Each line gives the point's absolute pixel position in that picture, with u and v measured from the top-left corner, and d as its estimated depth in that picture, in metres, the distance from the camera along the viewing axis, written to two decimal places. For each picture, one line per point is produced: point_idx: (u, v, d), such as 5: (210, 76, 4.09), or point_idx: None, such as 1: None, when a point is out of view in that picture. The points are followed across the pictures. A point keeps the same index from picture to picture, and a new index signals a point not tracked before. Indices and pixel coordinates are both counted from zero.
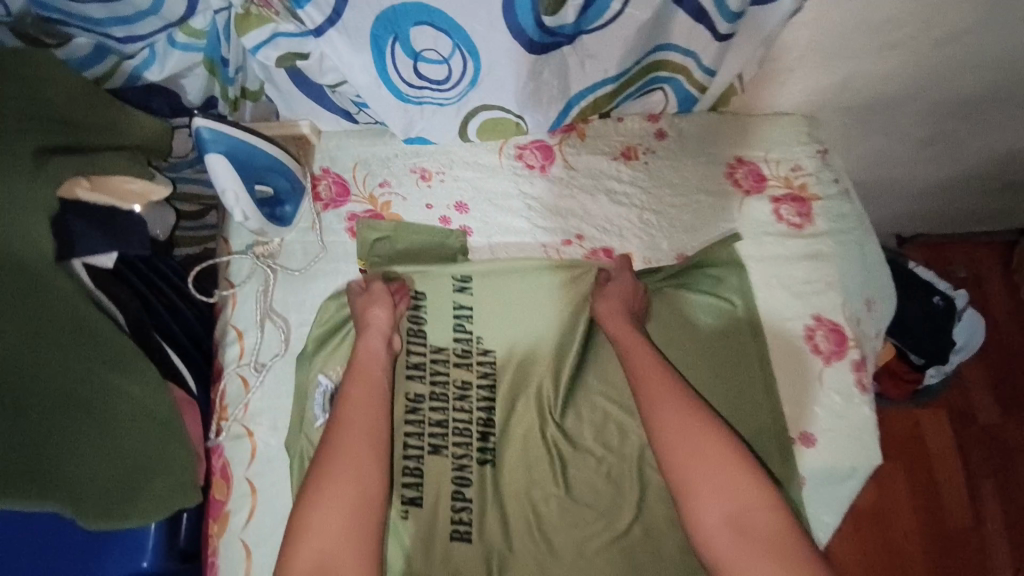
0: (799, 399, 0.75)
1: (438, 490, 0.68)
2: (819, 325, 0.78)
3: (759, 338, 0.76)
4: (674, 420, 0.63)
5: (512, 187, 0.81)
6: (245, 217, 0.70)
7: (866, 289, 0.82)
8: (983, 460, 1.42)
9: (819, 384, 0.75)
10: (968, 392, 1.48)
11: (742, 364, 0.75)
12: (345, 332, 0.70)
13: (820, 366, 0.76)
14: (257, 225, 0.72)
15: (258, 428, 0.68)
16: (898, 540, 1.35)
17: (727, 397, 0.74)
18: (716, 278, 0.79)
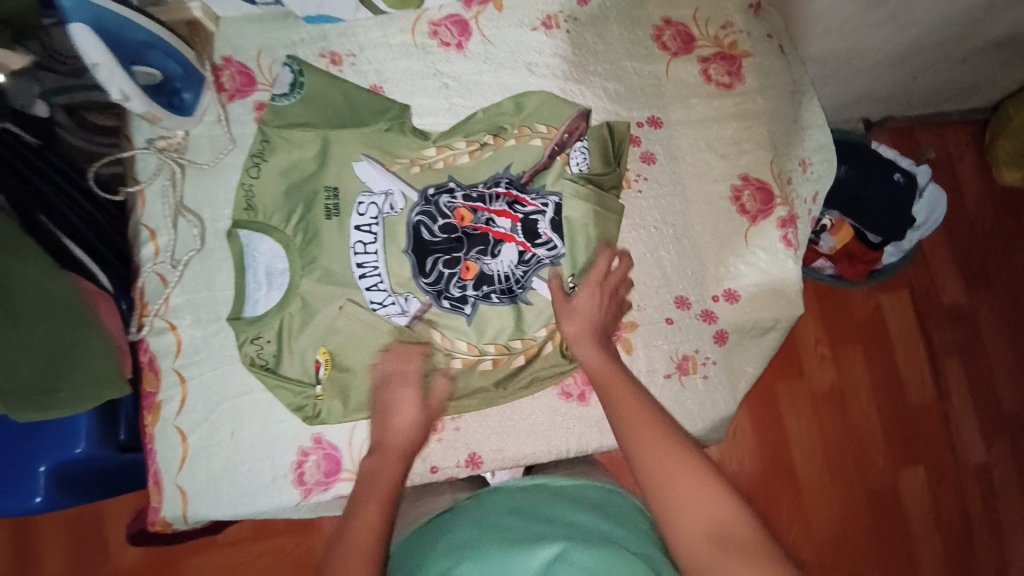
0: (721, 257, 0.75)
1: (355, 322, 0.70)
2: (746, 185, 0.77)
3: (680, 202, 0.76)
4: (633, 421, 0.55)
5: (426, 66, 0.80)
6: (127, 97, 0.65)
7: (799, 147, 0.80)
8: (945, 337, 1.48)
9: (743, 242, 0.75)
10: (933, 270, 1.51)
11: (665, 232, 0.76)
12: (265, 330, 0.70)
13: (746, 224, 0.76)
14: (143, 107, 0.67)
15: (180, 322, 0.71)
16: (857, 417, 1.42)
17: (648, 260, 0.75)
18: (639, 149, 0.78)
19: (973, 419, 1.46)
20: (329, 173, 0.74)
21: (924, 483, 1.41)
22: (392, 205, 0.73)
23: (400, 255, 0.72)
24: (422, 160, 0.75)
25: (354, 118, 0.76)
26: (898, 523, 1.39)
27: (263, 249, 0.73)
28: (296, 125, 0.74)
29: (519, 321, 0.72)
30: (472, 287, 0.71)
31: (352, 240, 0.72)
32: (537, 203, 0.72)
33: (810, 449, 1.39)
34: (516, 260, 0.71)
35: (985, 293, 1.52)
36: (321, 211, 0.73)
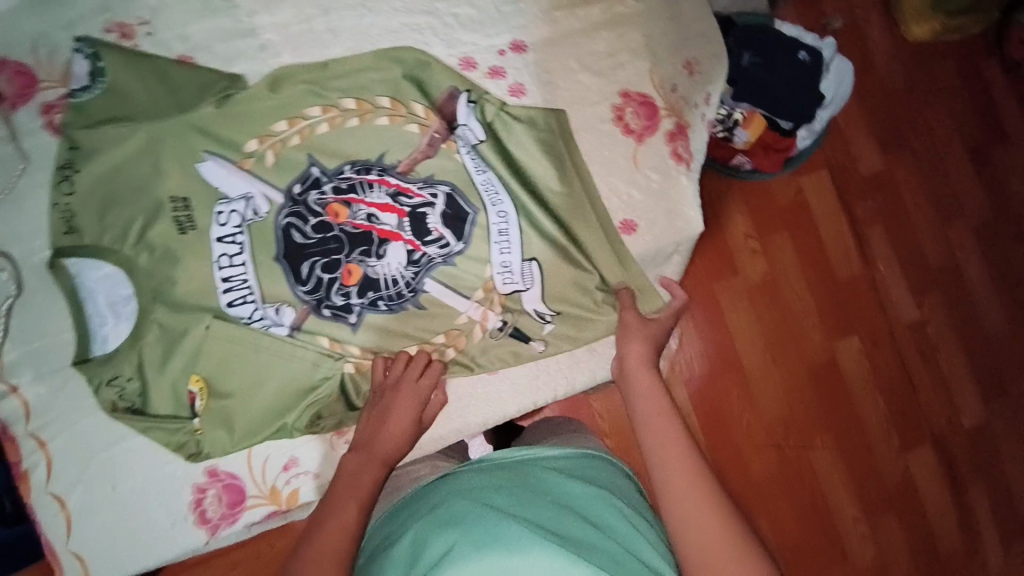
0: (613, 186, 0.68)
1: (228, 350, 0.63)
2: (627, 101, 0.69)
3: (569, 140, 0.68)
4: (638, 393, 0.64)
5: (242, 24, 0.67)
6: None
7: (681, 47, 0.73)
8: (867, 209, 1.50)
9: (632, 166, 0.69)
10: (849, 144, 1.50)
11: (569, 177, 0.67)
12: (126, 371, 0.63)
13: (633, 146, 0.69)
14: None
15: (20, 382, 0.63)
16: (791, 303, 1.45)
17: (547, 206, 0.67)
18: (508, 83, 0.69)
19: (901, 281, 1.51)
20: (166, 180, 0.62)
21: (862, 351, 1.47)
22: (255, 210, 0.62)
23: (272, 265, 0.62)
24: (273, 142, 0.63)
25: (177, 105, 0.63)
26: (843, 393, 1.45)
27: (100, 277, 0.63)
28: (106, 124, 0.62)
29: (414, 328, 0.65)
30: (355, 294, 0.63)
31: (213, 254, 0.62)
32: (423, 194, 0.63)
33: (750, 343, 1.42)
34: (404, 261, 0.62)
35: (900, 156, 1.53)
36: (169, 224, 0.62)
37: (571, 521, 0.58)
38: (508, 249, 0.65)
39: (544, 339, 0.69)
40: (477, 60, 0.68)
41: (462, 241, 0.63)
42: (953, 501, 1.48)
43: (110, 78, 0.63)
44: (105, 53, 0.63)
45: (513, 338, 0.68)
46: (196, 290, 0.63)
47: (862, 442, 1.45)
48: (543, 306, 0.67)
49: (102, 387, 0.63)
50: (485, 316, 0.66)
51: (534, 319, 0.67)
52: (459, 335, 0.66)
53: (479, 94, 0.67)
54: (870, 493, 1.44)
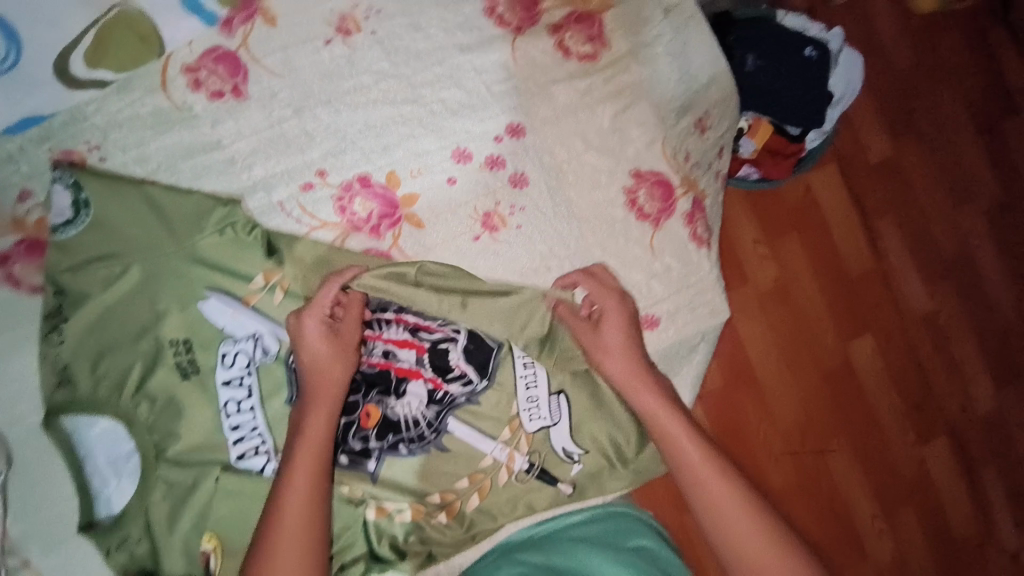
0: (632, 277, 0.65)
1: (249, 499, 0.58)
2: (640, 182, 0.64)
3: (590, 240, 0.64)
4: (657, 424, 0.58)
5: (206, 131, 0.59)
6: None
7: (693, 103, 0.67)
8: (877, 200, 1.44)
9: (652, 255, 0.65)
10: (857, 132, 1.43)
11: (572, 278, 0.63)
12: (134, 531, 0.57)
13: (651, 231, 0.65)
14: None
15: (30, 553, 0.58)
16: (805, 306, 1.39)
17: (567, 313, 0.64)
18: (513, 173, 0.62)
19: (911, 271, 1.47)
20: (168, 321, 0.57)
21: (874, 347, 1.44)
22: (265, 349, 0.59)
23: (283, 407, 0.60)
24: (277, 277, 0.59)
25: (174, 236, 0.57)
26: (858, 395, 1.43)
27: (98, 434, 0.57)
28: (93, 264, 0.57)
29: (440, 470, 0.61)
30: (374, 437, 0.59)
31: (220, 398, 0.58)
32: (445, 328, 0.61)
33: (764, 351, 1.38)
34: (425, 401, 0.60)
35: (909, 140, 1.46)
36: (169, 371, 0.57)
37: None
38: (534, 383, 0.62)
39: (572, 482, 0.64)
40: (472, 151, 0.62)
41: (484, 377, 0.62)
42: (966, 484, 1.50)
43: (98, 209, 0.56)
44: (82, 172, 0.57)
45: (541, 480, 0.63)
46: (201, 442, 0.58)
47: (878, 438, 1.44)
48: (573, 446, 0.63)
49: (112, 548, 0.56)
50: (512, 458, 0.62)
51: (564, 458, 0.63)
52: (485, 477, 0.62)
53: (496, 254, 0.63)
54: (886, 486, 1.43)
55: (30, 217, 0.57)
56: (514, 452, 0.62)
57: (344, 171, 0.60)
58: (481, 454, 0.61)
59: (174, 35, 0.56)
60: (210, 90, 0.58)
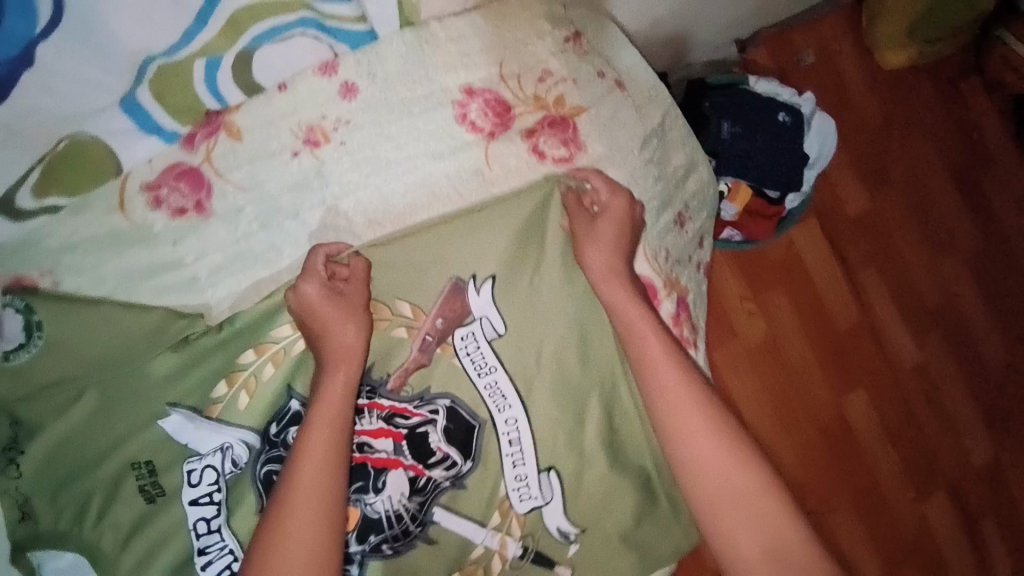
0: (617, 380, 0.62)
1: None
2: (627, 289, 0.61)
3: (579, 342, 0.61)
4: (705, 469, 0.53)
5: (168, 250, 0.56)
6: None
7: (670, 199, 0.67)
8: (859, 251, 1.45)
9: None
10: (836, 186, 1.44)
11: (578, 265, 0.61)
12: None
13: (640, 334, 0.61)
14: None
15: None
16: (794, 358, 1.39)
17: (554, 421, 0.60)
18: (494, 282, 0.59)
19: (897, 322, 1.47)
20: (126, 446, 0.54)
21: (868, 401, 1.43)
22: (234, 460, 0.55)
23: (255, 520, 0.55)
24: (242, 380, 0.55)
25: (129, 354, 0.54)
26: (856, 451, 1.40)
27: (63, 567, 0.54)
28: (50, 389, 0.54)
29: (427, 570, 0.58)
30: (355, 540, 0.56)
31: (188, 520, 0.54)
32: (422, 411, 0.58)
33: (756, 407, 1.36)
34: (407, 492, 0.57)
35: (886, 192, 1.47)
36: (133, 500, 0.54)
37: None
38: (521, 461, 0.59)
39: (569, 563, 0.61)
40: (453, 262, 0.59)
41: (469, 459, 0.58)
42: (968, 538, 1.46)
43: (51, 332, 0.54)
44: (38, 297, 0.54)
45: (536, 564, 0.60)
46: None
47: (877, 494, 1.41)
48: (566, 523, 0.61)
49: None
50: (503, 544, 0.59)
51: (558, 538, 0.60)
52: (477, 569, 0.59)
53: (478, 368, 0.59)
54: (889, 544, 1.40)
55: None
56: (501, 536, 0.59)
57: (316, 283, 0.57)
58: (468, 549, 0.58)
59: (132, 157, 0.55)
60: (173, 208, 0.56)
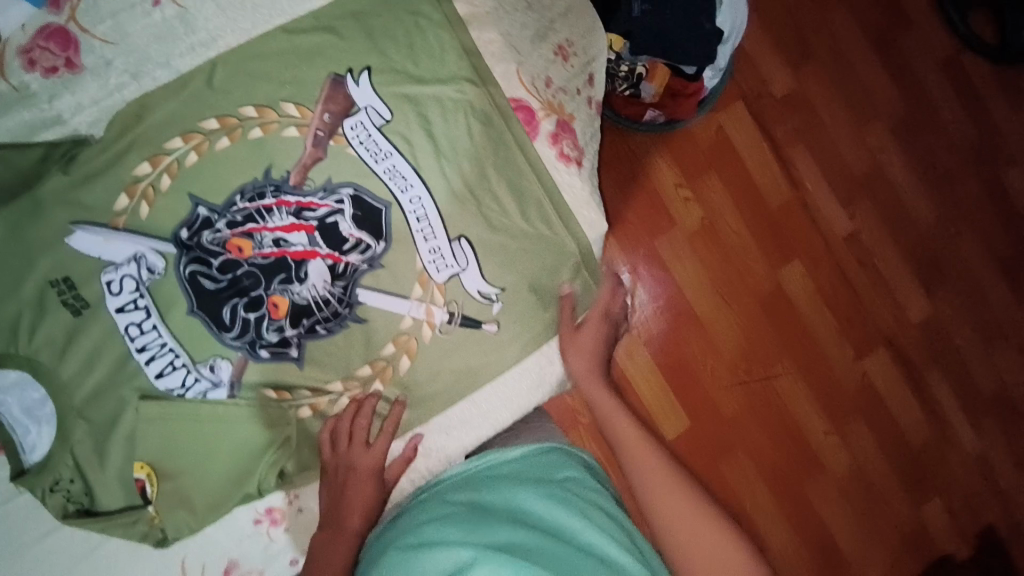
0: (517, 189, 0.66)
1: (167, 435, 0.59)
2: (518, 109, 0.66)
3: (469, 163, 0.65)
4: (663, 488, 0.68)
5: (47, 108, 0.59)
6: None
7: (550, 32, 0.69)
8: (786, 130, 1.49)
9: (532, 170, 0.66)
10: (758, 66, 1.47)
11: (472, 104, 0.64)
12: (58, 475, 0.57)
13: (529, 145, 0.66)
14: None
15: None
16: (731, 238, 1.44)
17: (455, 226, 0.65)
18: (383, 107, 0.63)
19: (828, 192, 1.52)
20: (39, 265, 0.57)
21: (807, 274, 1.49)
22: (150, 268, 0.59)
23: (187, 318, 0.60)
24: (142, 190, 0.59)
25: (26, 182, 0.58)
26: (799, 321, 1.48)
27: (7, 385, 0.57)
28: None
29: (358, 341, 0.64)
30: (288, 326, 0.62)
31: (119, 325, 0.59)
32: (328, 201, 0.62)
33: (695, 287, 1.42)
34: (329, 278, 0.62)
35: (809, 70, 1.51)
36: (61, 312, 0.58)
37: (539, 537, 0.59)
38: (433, 235, 0.64)
39: (495, 319, 0.67)
40: (341, 89, 0.62)
41: (381, 238, 0.63)
42: (914, 394, 1.55)
43: None
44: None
45: (463, 326, 0.66)
46: (92, 407, 0.58)
47: (821, 360, 1.49)
48: (486, 285, 0.66)
49: (45, 489, 0.57)
50: (430, 312, 0.65)
51: (478, 299, 0.66)
52: (409, 338, 0.65)
53: (368, 189, 0.63)
54: (835, 404, 1.49)
55: None
56: (428, 304, 0.65)
57: (206, 116, 0.60)
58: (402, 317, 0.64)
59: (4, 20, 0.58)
60: (43, 66, 0.59)
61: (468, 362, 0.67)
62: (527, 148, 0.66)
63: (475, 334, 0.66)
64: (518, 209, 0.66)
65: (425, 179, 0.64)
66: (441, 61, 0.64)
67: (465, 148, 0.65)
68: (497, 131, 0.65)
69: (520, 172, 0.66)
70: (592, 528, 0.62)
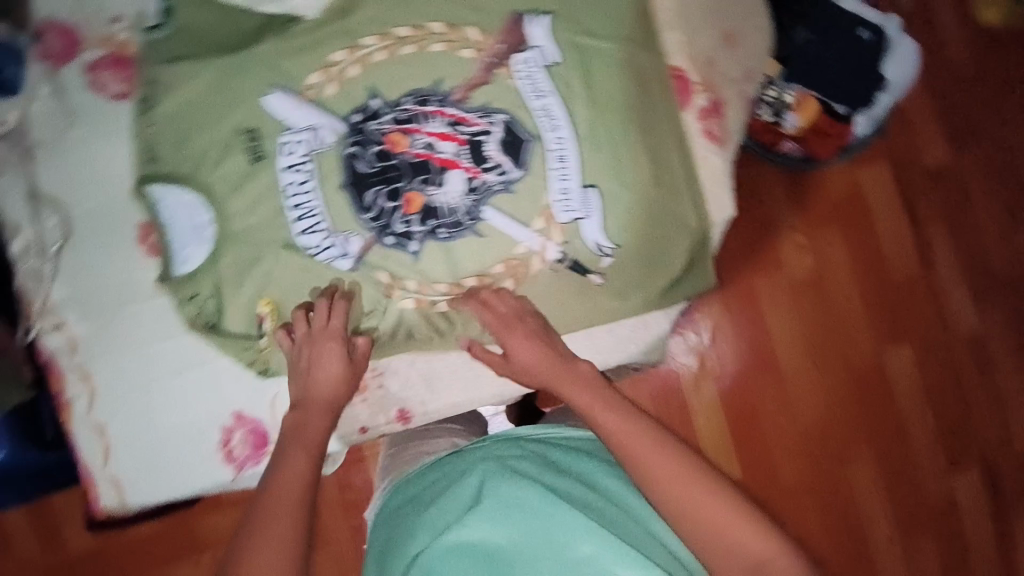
0: (656, 154, 0.68)
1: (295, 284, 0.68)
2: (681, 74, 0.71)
3: (623, 118, 0.67)
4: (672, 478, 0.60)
5: None
6: None
7: (725, 19, 0.72)
8: (928, 205, 1.38)
9: (675, 137, 0.69)
10: (912, 131, 1.38)
11: (636, 65, 0.68)
12: (202, 289, 0.67)
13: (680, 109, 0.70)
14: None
15: (70, 318, 0.69)
16: (839, 301, 1.35)
17: (596, 168, 0.68)
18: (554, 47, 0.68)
19: (960, 285, 1.40)
20: (236, 114, 0.67)
21: (911, 360, 1.38)
22: (320, 139, 0.67)
23: (336, 191, 0.67)
24: (333, 72, 0.67)
25: (243, 40, 0.68)
26: (890, 406, 1.36)
27: (181, 203, 0.67)
28: (178, 60, 0.67)
29: (474, 255, 0.68)
30: (418, 222, 0.67)
31: (282, 181, 0.67)
32: (482, 122, 0.67)
33: (788, 339, 1.33)
34: (464, 190, 0.67)
35: (969, 151, 1.40)
36: (241, 156, 0.67)
37: (586, 491, 0.69)
38: (567, 176, 0.67)
39: (603, 273, 0.70)
40: (525, 26, 0.68)
41: (519, 167, 0.67)
42: (996, 524, 1.38)
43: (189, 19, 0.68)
44: None
45: (571, 269, 0.69)
46: (242, 242, 0.67)
47: (903, 454, 1.36)
48: (603, 238, 0.68)
49: (185, 298, 0.68)
50: (545, 247, 0.68)
51: (591, 248, 0.68)
52: (520, 264, 0.69)
53: (522, 120, 0.67)
54: (908, 508, 1.36)
55: (121, 36, 0.70)
56: (546, 239, 0.68)
57: (401, 19, 0.68)
58: (520, 244, 0.68)
59: None
60: None
61: (566, 303, 0.71)
62: (677, 119, 0.70)
63: (578, 281, 0.70)
64: (654, 174, 0.68)
65: (574, 124, 0.67)
66: (617, 22, 0.69)
67: (618, 105, 0.68)
68: (656, 96, 0.69)
69: (666, 140, 0.69)
70: (640, 504, 0.69)
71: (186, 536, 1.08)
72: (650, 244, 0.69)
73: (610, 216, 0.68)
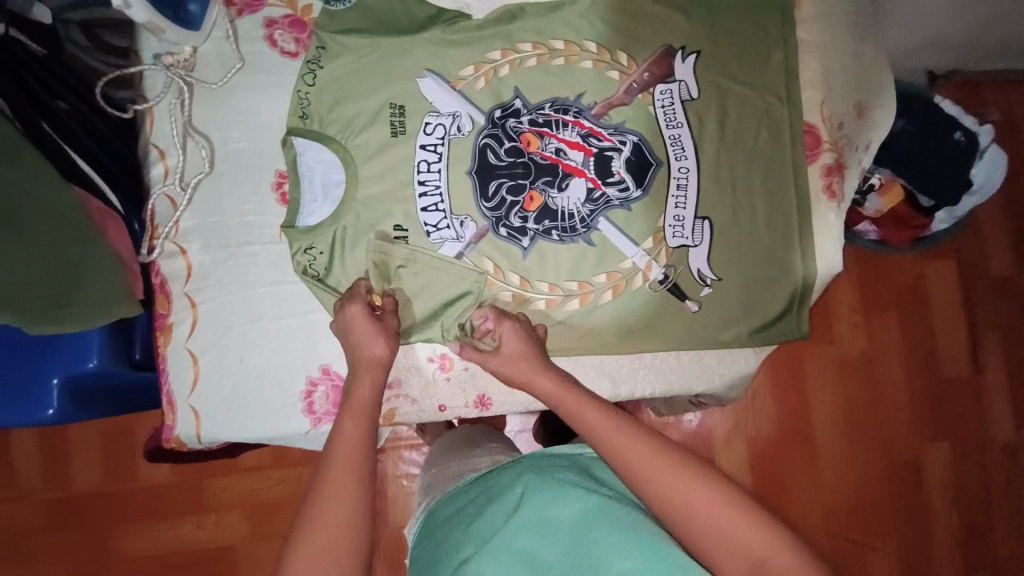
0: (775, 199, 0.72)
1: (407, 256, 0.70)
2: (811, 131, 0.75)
3: (749, 160, 0.72)
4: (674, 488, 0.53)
5: None
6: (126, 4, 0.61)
7: (857, 91, 0.75)
8: (990, 313, 1.35)
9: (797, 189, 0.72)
10: (984, 239, 1.35)
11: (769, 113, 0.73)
12: (318, 243, 0.70)
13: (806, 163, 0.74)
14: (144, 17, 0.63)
15: (190, 246, 0.72)
16: (886, 387, 1.34)
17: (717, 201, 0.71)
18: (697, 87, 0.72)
19: (1009, 400, 1.35)
20: (390, 89, 0.71)
21: (950, 458, 1.34)
22: (459, 126, 0.71)
23: (463, 176, 0.70)
24: (486, 69, 0.72)
25: (412, 26, 0.73)
26: (919, 503, 1.32)
27: (320, 160, 0.71)
28: (350, 32, 0.72)
29: (579, 261, 0.71)
30: (533, 220, 0.70)
31: (415, 158, 0.70)
32: (613, 139, 0.70)
33: (828, 413, 1.32)
34: (583, 198, 0.70)
35: None
36: (385, 128, 0.71)
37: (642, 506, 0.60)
38: (683, 205, 0.71)
39: (699, 301, 0.72)
40: (671, 61, 0.72)
41: (640, 187, 0.70)
42: None
43: None
44: None
45: (671, 292, 0.71)
46: (368, 207, 0.70)
47: (922, 559, 1.32)
48: (707, 268, 0.71)
49: (299, 249, 0.70)
50: (649, 266, 0.71)
51: (694, 276, 0.71)
52: (622, 278, 0.71)
53: (651, 145, 0.71)
54: None
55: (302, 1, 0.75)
56: (651, 259, 0.71)
57: (559, 33, 0.72)
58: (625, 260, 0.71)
59: None
60: None
61: (658, 326, 0.72)
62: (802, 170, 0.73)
63: (676, 305, 0.72)
64: (769, 216, 0.72)
65: (699, 157, 0.71)
66: (759, 75, 0.73)
67: (743, 148, 0.72)
68: (784, 146, 0.72)
69: (784, 187, 0.72)
70: None
71: (206, 484, 1.09)
72: (751, 283, 0.72)
73: (720, 248, 0.71)
